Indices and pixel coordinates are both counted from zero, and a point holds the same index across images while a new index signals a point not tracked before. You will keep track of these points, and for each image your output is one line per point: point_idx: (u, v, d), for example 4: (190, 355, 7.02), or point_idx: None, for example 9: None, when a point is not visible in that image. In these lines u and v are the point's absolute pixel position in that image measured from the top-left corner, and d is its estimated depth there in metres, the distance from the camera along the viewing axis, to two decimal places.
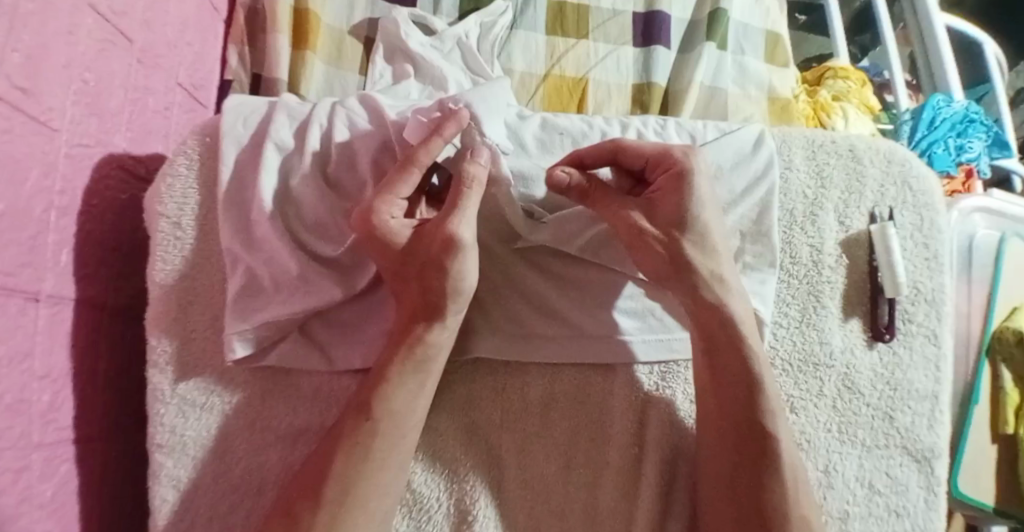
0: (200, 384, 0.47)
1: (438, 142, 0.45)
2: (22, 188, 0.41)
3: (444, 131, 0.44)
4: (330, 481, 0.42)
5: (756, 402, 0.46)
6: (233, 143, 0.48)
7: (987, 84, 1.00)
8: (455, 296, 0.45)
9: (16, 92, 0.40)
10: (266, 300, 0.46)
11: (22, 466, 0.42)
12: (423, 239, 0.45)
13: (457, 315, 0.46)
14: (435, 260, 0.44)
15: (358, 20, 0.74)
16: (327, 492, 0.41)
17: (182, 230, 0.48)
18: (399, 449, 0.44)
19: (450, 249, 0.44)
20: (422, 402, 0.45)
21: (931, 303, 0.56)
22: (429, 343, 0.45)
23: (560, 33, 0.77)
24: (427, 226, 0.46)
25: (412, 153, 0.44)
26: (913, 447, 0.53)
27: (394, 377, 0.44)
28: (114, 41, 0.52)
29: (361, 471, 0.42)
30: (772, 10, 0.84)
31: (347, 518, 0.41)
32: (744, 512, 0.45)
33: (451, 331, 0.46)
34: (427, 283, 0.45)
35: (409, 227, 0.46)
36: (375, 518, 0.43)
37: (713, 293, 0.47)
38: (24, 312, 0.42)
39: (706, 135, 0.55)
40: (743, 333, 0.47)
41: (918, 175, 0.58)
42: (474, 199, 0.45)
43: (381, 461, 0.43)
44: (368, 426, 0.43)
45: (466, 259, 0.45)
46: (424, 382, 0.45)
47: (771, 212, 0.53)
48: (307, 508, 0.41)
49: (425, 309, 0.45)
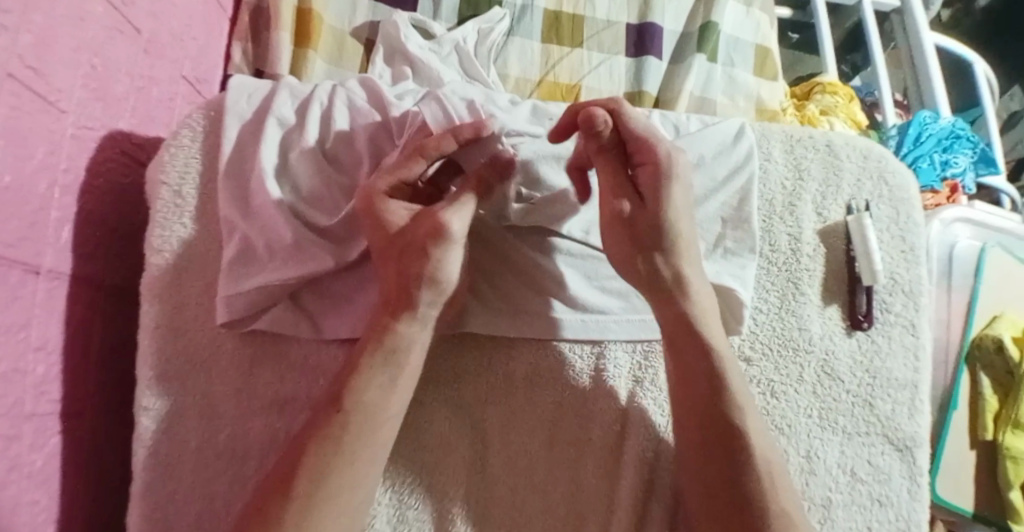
0: (189, 349, 0.48)
1: (451, 141, 0.47)
2: (27, 163, 0.43)
3: (460, 134, 0.47)
4: (303, 469, 0.41)
5: (723, 395, 0.47)
6: (235, 118, 0.51)
7: (979, 106, 1.02)
8: (432, 285, 0.45)
9: (27, 71, 0.42)
10: (260, 266, 0.47)
11: (14, 433, 0.43)
12: (414, 223, 0.47)
13: (429, 310, 0.46)
14: (422, 249, 0.45)
15: (359, 22, 0.77)
16: (312, 447, 0.42)
17: (183, 198, 0.50)
18: (373, 439, 0.43)
19: (437, 237, 0.45)
20: (398, 398, 0.45)
21: (909, 294, 0.57)
22: (402, 336, 0.45)
23: (555, 41, 0.80)
24: (423, 213, 0.47)
25: (425, 145, 0.46)
26: (894, 435, 0.54)
27: (365, 368, 0.44)
28: (123, 29, 0.54)
29: (332, 463, 0.41)
30: (763, 24, 0.88)
31: (326, 491, 0.40)
32: (723, 501, 0.45)
33: (427, 329, 0.46)
34: (406, 268, 0.46)
35: (408, 212, 0.48)
36: (355, 500, 0.42)
37: (675, 278, 0.49)
38: (23, 283, 0.44)
39: (690, 126, 0.58)
40: (707, 315, 0.49)
41: (894, 171, 0.61)
42: (474, 202, 0.47)
43: (352, 456, 0.42)
44: (340, 418, 0.42)
45: (451, 251, 0.46)
46: (397, 375, 0.45)
47: (751, 200, 0.55)
48: (276, 502, 0.39)
49: (400, 297, 0.46)
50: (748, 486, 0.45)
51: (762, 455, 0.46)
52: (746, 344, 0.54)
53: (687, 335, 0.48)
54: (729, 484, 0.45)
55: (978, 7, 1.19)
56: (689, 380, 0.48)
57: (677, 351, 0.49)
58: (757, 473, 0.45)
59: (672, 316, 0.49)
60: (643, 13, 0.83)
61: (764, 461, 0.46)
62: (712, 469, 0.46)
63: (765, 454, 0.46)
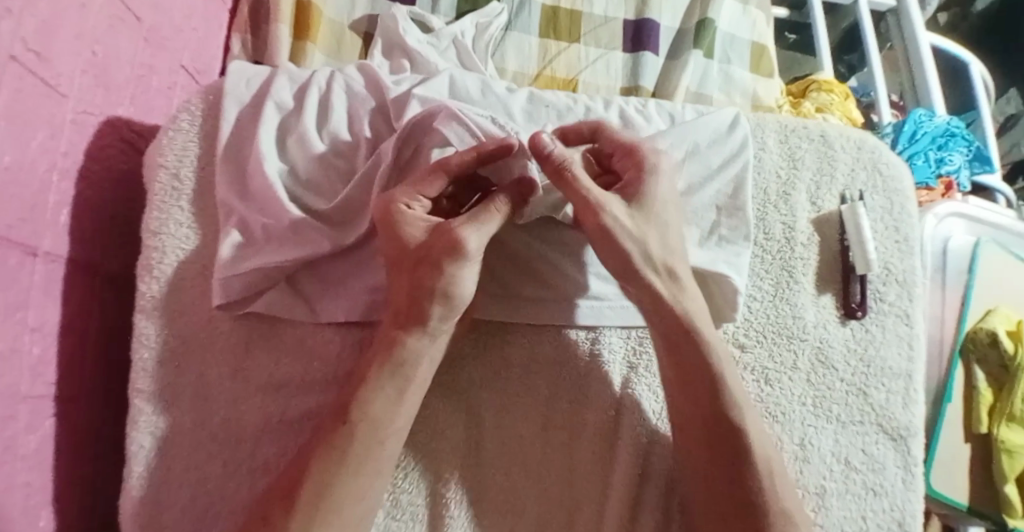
0: (185, 332, 0.48)
1: (473, 156, 0.45)
2: (28, 145, 0.43)
3: (483, 150, 0.45)
4: (312, 472, 0.41)
5: (721, 393, 0.47)
6: (235, 101, 0.51)
7: (974, 111, 1.02)
8: (445, 301, 0.44)
9: (29, 54, 0.42)
10: (257, 249, 0.47)
11: (9, 414, 0.43)
12: (431, 238, 0.45)
13: (441, 324, 0.45)
14: (437, 264, 0.44)
15: (358, 16, 0.77)
16: (325, 444, 0.42)
17: (181, 181, 0.50)
18: (379, 452, 0.43)
19: (454, 252, 0.44)
20: (403, 413, 0.44)
21: (903, 284, 0.58)
22: (410, 349, 0.44)
23: (553, 36, 0.81)
24: (440, 227, 0.46)
25: (446, 159, 0.46)
26: (889, 425, 0.54)
27: (372, 381, 0.44)
28: (125, 18, 0.54)
29: (339, 475, 0.41)
30: (759, 22, 0.88)
31: (337, 482, 0.41)
32: (719, 492, 0.46)
33: (436, 341, 0.46)
34: (420, 281, 0.44)
35: (426, 224, 0.46)
36: (362, 497, 0.42)
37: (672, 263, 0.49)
38: (22, 264, 0.44)
39: (685, 116, 0.59)
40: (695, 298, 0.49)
41: (887, 162, 0.61)
42: (495, 223, 0.45)
43: (357, 467, 0.42)
44: (346, 429, 0.42)
45: (466, 267, 0.45)
46: (405, 387, 0.44)
47: (746, 188, 0.55)
48: (281, 517, 0.40)
49: (410, 314, 0.45)
50: (749, 479, 0.46)
51: (762, 454, 0.46)
52: (740, 332, 0.55)
53: (684, 343, 0.48)
54: (734, 497, 0.45)
55: (975, 11, 1.19)
56: (686, 373, 0.48)
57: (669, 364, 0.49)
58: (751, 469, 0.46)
59: (659, 316, 0.48)
60: (640, 10, 0.83)
61: (763, 458, 0.46)
62: (714, 472, 0.46)
63: (761, 446, 0.47)
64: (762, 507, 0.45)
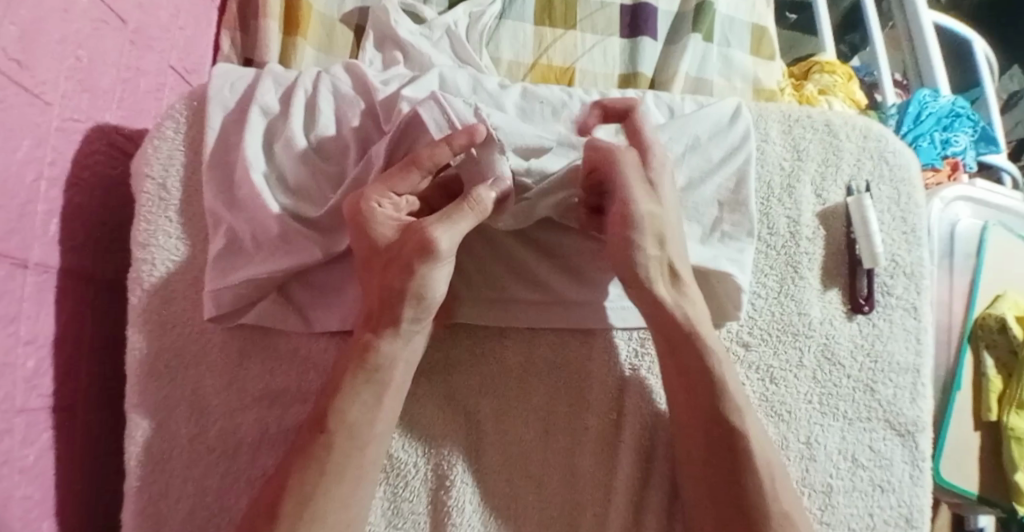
0: (178, 343, 0.47)
1: (445, 151, 0.43)
2: (13, 155, 0.42)
3: (453, 142, 0.43)
4: (291, 486, 0.40)
5: (722, 393, 0.47)
6: (221, 107, 0.50)
7: (979, 87, 0.99)
8: (415, 302, 0.43)
9: (11, 64, 0.40)
10: (247, 259, 0.46)
11: (5, 428, 0.42)
12: (402, 237, 0.43)
13: (413, 325, 0.45)
14: (405, 268, 0.42)
15: (349, 8, 0.74)
16: (315, 450, 0.41)
17: (168, 191, 0.49)
18: (361, 458, 0.43)
19: (422, 253, 0.42)
20: (380, 417, 0.44)
21: (910, 277, 0.56)
22: (383, 352, 0.44)
23: (548, 23, 0.78)
24: (412, 226, 0.44)
25: (417, 156, 0.43)
26: (896, 421, 0.54)
27: (348, 388, 0.43)
28: (109, 20, 0.52)
29: (320, 489, 0.41)
30: (759, 3, 0.85)
31: (319, 495, 0.40)
32: (721, 491, 0.45)
33: (410, 343, 0.45)
34: (390, 284, 0.43)
35: (397, 224, 0.44)
36: (347, 506, 0.42)
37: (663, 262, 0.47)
38: (12, 277, 0.43)
39: (684, 108, 0.57)
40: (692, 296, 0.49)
41: (894, 150, 0.60)
42: (468, 221, 0.43)
43: (339, 475, 0.41)
44: (323, 438, 0.42)
45: (438, 266, 0.43)
46: (382, 392, 0.44)
47: (749, 182, 0.53)
48: (264, 526, 0.39)
49: (381, 318, 0.44)
50: (747, 478, 0.45)
51: (762, 455, 0.46)
52: (744, 330, 0.54)
53: (683, 348, 0.48)
54: (731, 497, 0.45)
55: None
56: (690, 377, 0.47)
57: (669, 365, 0.48)
58: (752, 469, 0.45)
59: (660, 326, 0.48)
60: None
61: (765, 463, 0.45)
62: (716, 472, 0.46)
63: (763, 450, 0.46)
64: (762, 507, 0.44)
